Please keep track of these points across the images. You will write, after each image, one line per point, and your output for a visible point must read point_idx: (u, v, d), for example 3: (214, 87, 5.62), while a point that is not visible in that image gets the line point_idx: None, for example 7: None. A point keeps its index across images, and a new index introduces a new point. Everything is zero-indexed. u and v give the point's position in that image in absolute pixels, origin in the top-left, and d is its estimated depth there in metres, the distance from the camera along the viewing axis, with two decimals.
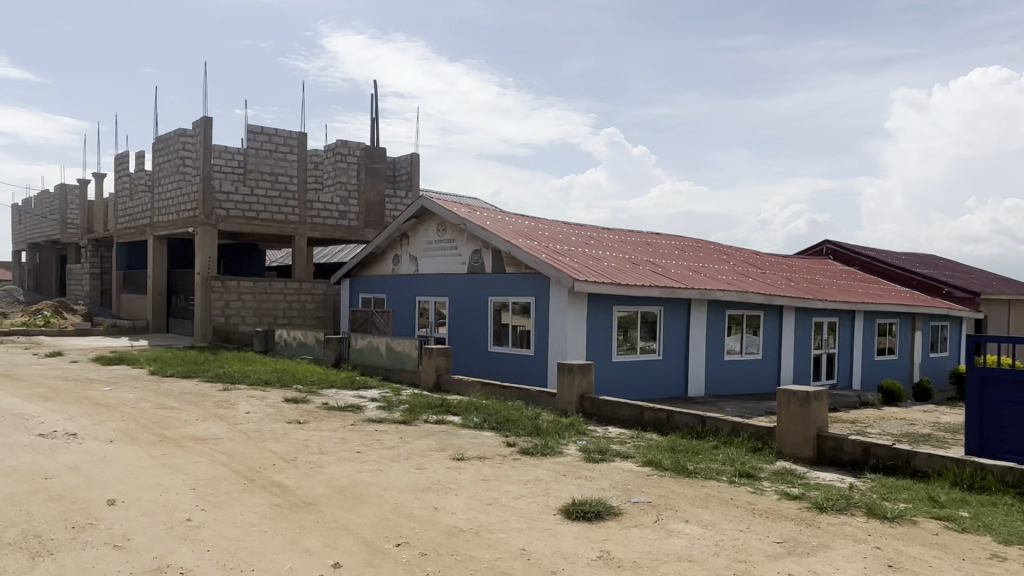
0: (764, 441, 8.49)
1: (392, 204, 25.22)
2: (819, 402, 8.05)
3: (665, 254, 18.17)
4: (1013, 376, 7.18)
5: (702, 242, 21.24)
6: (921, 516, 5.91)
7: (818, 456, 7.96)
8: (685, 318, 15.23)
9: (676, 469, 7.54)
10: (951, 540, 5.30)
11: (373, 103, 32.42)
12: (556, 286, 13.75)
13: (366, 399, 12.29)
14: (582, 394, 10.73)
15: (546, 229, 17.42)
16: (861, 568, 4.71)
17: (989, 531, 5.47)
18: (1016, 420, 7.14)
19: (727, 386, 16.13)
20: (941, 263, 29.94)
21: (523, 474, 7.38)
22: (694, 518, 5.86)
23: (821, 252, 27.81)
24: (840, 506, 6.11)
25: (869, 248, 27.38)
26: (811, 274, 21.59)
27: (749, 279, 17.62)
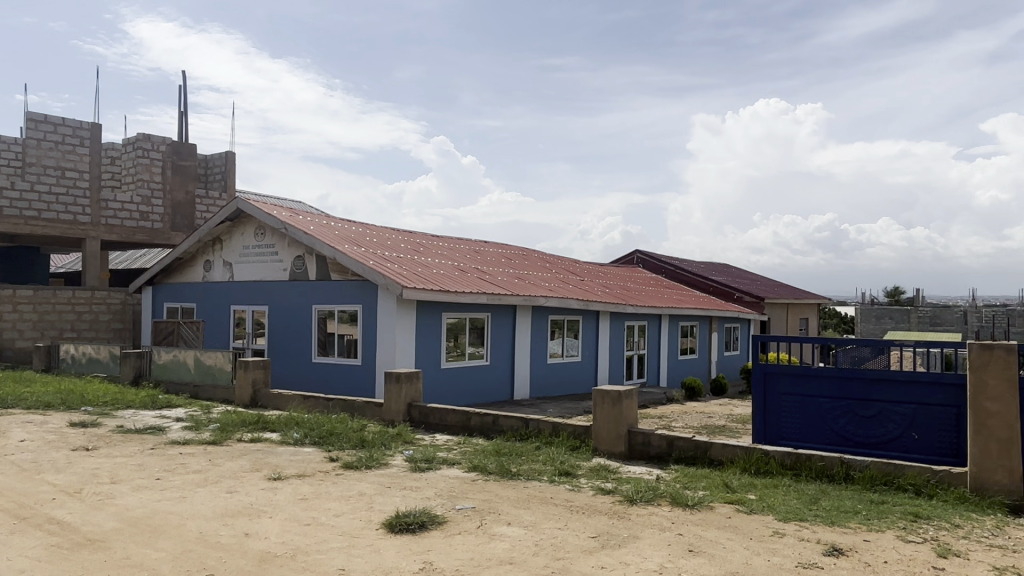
0: (582, 439, 8.90)
1: (204, 205, 23.41)
2: (629, 400, 8.59)
3: (492, 262, 18.52)
4: (790, 371, 8.12)
5: (527, 251, 21.95)
6: (717, 501, 6.49)
7: (629, 451, 8.47)
8: (512, 324, 15.63)
9: (500, 472, 7.67)
10: (741, 522, 5.87)
11: (181, 97, 29.94)
12: (384, 294, 13.47)
13: (170, 419, 11.18)
14: (409, 402, 10.57)
15: (373, 235, 17.04)
16: (665, 555, 5.05)
17: (772, 511, 6.13)
18: (793, 411, 8.08)
19: (551, 388, 16.77)
20: (733, 272, 33.51)
21: (344, 490, 7.08)
22: (516, 520, 5.97)
23: (633, 261, 29.92)
24: (647, 497, 6.54)
25: (674, 258, 29.94)
26: (625, 281, 23.12)
27: (570, 286, 18.47)
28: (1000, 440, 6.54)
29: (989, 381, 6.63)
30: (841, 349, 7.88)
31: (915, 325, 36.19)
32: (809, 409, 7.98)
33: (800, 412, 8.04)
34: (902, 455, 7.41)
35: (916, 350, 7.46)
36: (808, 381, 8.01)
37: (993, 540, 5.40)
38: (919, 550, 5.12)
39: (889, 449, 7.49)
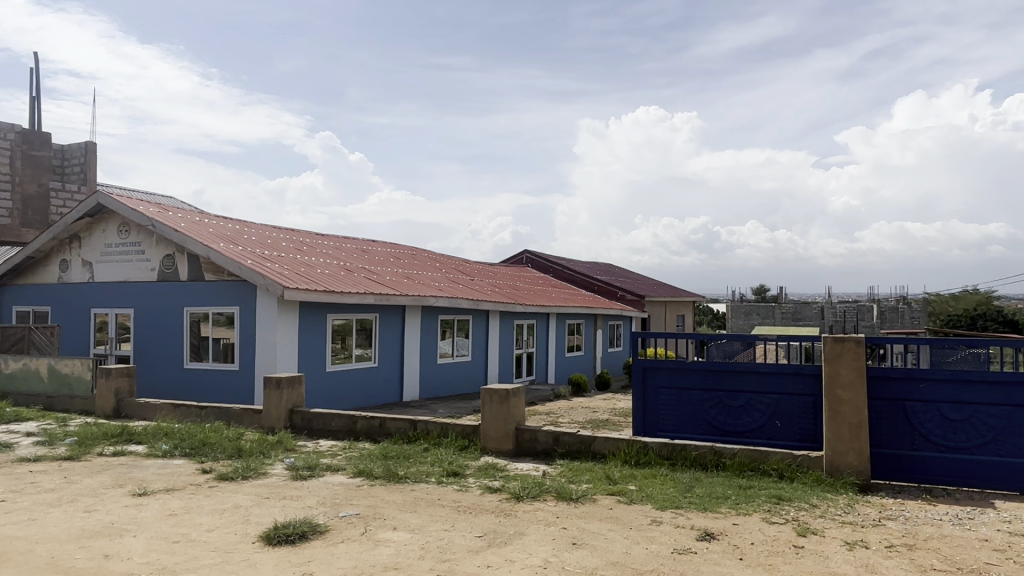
0: (470, 439, 8.89)
1: (61, 199, 21.46)
2: (516, 398, 8.67)
3: (379, 262, 18.16)
4: (667, 365, 8.49)
5: (416, 250, 21.73)
6: (600, 493, 6.68)
7: (517, 448, 8.54)
8: (400, 325, 15.39)
9: (386, 476, 7.51)
10: (622, 513, 6.06)
11: (34, 80, 27.37)
12: (264, 295, 12.87)
13: (18, 434, 10.13)
14: (291, 408, 10.16)
15: (252, 233, 16.27)
16: (550, 549, 5.12)
17: (650, 500, 6.38)
18: (668, 403, 8.46)
19: (440, 389, 16.67)
20: (616, 271, 34.76)
21: (218, 503, 6.68)
22: (401, 524, 5.86)
23: (521, 261, 30.34)
24: (534, 493, 6.63)
25: (561, 258, 30.63)
26: (514, 281, 23.39)
27: (459, 286, 18.45)
28: (851, 425, 7.14)
29: (842, 371, 7.23)
30: (714, 344, 8.29)
31: (779, 320, 39.06)
32: (684, 401, 8.39)
33: (675, 404, 8.42)
34: (768, 442, 7.94)
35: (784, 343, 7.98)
36: (683, 375, 8.40)
37: (845, 517, 5.89)
38: (781, 530, 5.50)
39: (755, 436, 8.00)
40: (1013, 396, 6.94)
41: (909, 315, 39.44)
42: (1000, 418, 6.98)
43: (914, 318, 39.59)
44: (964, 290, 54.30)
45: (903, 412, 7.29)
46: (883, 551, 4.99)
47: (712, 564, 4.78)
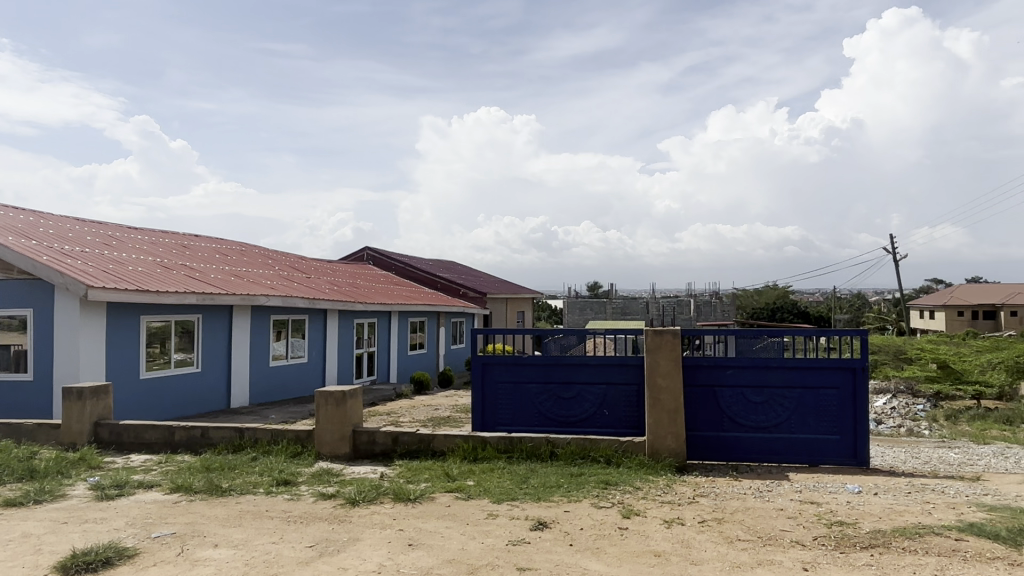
0: (304, 444, 8.50)
1: None
2: (353, 400, 8.41)
3: (204, 258, 16.87)
4: (504, 360, 8.65)
5: (245, 247, 20.45)
6: (437, 491, 6.65)
7: (354, 451, 8.30)
8: (228, 327, 14.40)
9: (209, 490, 6.96)
10: (459, 509, 6.08)
11: None
12: (64, 295, 11.45)
13: None
14: (96, 420, 9.13)
15: (49, 225, 14.43)
16: (385, 553, 5.01)
17: (487, 494, 6.45)
18: (506, 397, 8.63)
19: (273, 393, 15.81)
20: (459, 269, 35.07)
21: (2, 533, 5.82)
22: (223, 540, 5.46)
23: (362, 258, 29.63)
24: (370, 496, 6.47)
25: (402, 256, 30.33)
26: (353, 279, 22.76)
27: (293, 284, 17.61)
28: (670, 411, 7.70)
29: (662, 362, 7.76)
30: (551, 338, 8.57)
31: (609, 314, 41.44)
32: (520, 395, 8.60)
33: (512, 398, 8.61)
34: (598, 430, 8.34)
35: (616, 335, 8.41)
36: (520, 369, 8.61)
37: (664, 497, 6.33)
38: (608, 514, 5.80)
39: (586, 425, 8.38)
40: (803, 380, 7.83)
41: (722, 309, 43.55)
42: (793, 400, 7.85)
43: (726, 311, 43.79)
44: (766, 285, 60.94)
45: (714, 398, 7.99)
46: (696, 526, 5.42)
47: (545, 552, 4.92)
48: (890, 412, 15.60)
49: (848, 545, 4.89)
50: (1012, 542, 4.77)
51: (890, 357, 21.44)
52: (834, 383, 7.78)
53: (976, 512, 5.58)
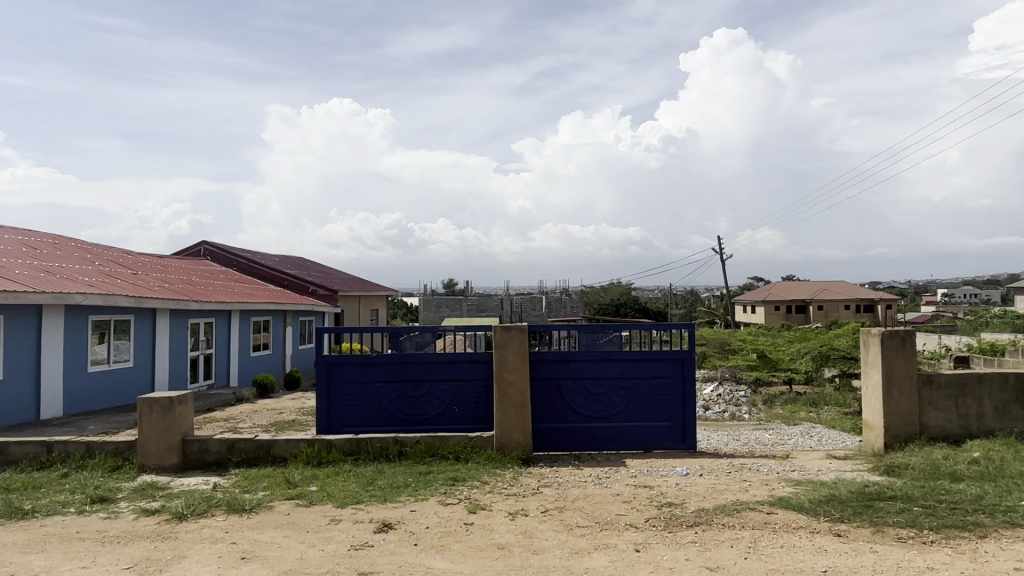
0: (125, 457, 7.73)
1: None
2: (182, 407, 7.78)
3: (6, 252, 14.87)
4: (351, 360, 8.40)
5: (59, 239, 18.30)
6: (276, 499, 6.32)
7: (183, 462, 7.69)
8: (36, 329, 12.81)
9: (6, 513, 6.13)
10: (299, 517, 5.80)
11: None
12: None
13: None
14: None
15: None
16: (214, 569, 4.67)
17: (330, 499, 6.22)
18: (353, 398, 8.39)
19: (92, 401, 14.31)
20: (309, 265, 33.77)
21: None
22: (21, 569, 4.82)
23: (199, 253, 27.64)
24: (200, 509, 6.01)
25: (245, 251, 28.66)
26: (188, 275, 21.13)
27: (117, 281, 16.01)
28: (517, 405, 7.85)
29: (509, 357, 7.89)
30: (406, 335, 8.42)
31: (465, 312, 41.69)
32: (368, 395, 8.38)
33: (360, 399, 8.38)
34: (447, 427, 8.33)
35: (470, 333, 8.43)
36: (368, 369, 8.40)
37: (510, 489, 6.45)
38: (455, 510, 5.80)
39: (435, 423, 8.34)
40: (638, 371, 8.30)
41: (572, 305, 45.33)
42: (629, 390, 8.30)
43: (575, 307, 45.63)
44: (612, 284, 64.20)
45: (558, 390, 8.25)
46: (539, 516, 5.56)
47: (388, 554, 4.82)
48: (718, 398, 17.01)
49: (676, 524, 5.23)
50: (812, 511, 5.34)
51: (717, 348, 23.40)
52: (666, 373, 8.33)
53: (784, 487, 6.20)
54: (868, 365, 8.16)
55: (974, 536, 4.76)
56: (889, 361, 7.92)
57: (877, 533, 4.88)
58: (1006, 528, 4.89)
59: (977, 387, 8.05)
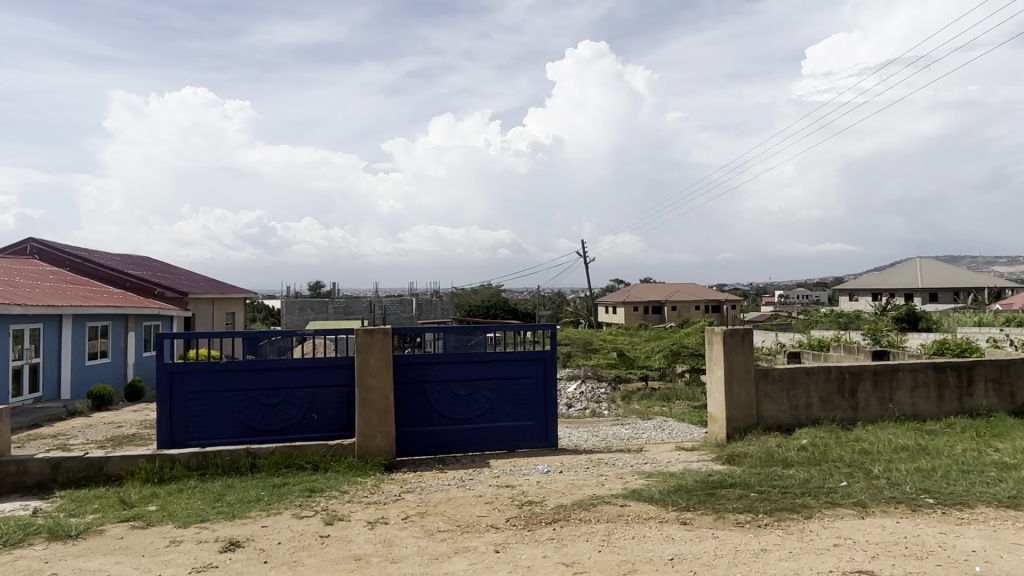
0: None
1: None
2: None
3: None
4: (197, 367, 7.83)
5: None
6: (109, 522, 5.75)
7: None
8: None
9: None
10: (135, 540, 5.31)
11: None
12: None
13: None
14: None
15: None
16: None
17: (172, 519, 5.75)
18: (200, 409, 7.82)
19: None
20: (156, 266, 31.28)
21: None
22: None
23: (24, 250, 24.73)
24: (15, 539, 5.33)
25: (80, 249, 26.03)
26: (10, 276, 18.85)
27: None
28: (379, 410, 7.67)
29: (371, 361, 7.69)
30: (267, 340, 8.00)
31: (331, 314, 40.37)
32: (217, 405, 7.85)
33: (207, 409, 7.83)
34: (304, 436, 7.97)
35: (333, 337, 8.11)
36: (218, 376, 7.87)
37: (370, 498, 6.26)
38: (310, 523, 5.54)
39: (291, 433, 7.96)
40: (502, 371, 8.38)
41: (441, 307, 45.22)
42: (494, 391, 8.36)
43: (445, 309, 45.56)
44: (482, 285, 64.63)
45: (423, 393, 8.14)
46: (399, 523, 5.44)
47: None
48: (580, 396, 17.60)
49: (536, 522, 5.31)
50: (661, 502, 5.62)
51: (580, 347, 24.20)
52: (529, 373, 8.47)
53: (638, 480, 6.49)
54: (712, 361, 8.74)
55: (801, 517, 5.21)
56: (730, 356, 8.53)
57: (718, 520, 5.22)
58: (828, 507, 5.39)
59: (805, 379, 8.84)
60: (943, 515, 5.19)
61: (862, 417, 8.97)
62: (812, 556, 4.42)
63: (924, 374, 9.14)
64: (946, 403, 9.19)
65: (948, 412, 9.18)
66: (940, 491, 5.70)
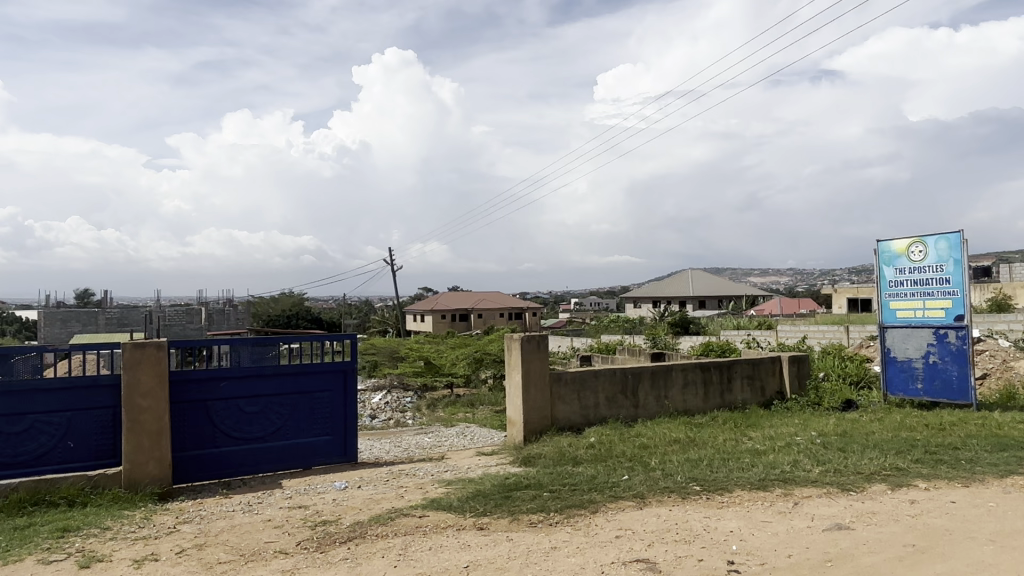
0: None
1: None
2: None
3: None
4: None
5: None
6: None
7: None
8: None
9: None
10: None
11: None
12: None
13: None
14: None
15: None
16: None
17: None
18: None
19: None
20: None
21: None
22: None
23: None
24: None
25: None
26: None
27: None
28: (151, 434, 6.91)
29: (142, 378, 6.89)
30: (18, 357, 6.84)
31: (102, 325, 35.76)
32: None
33: None
34: (58, 467, 6.92)
35: (99, 353, 7.13)
36: None
37: (137, 533, 5.57)
38: (60, 568, 4.79)
39: (41, 465, 6.88)
40: (297, 385, 7.95)
41: (235, 317, 42.21)
42: (287, 406, 7.89)
43: (240, 319, 42.62)
44: (282, 294, 61.36)
45: (205, 412, 7.45)
46: (173, 558, 4.89)
47: None
48: (384, 406, 17.30)
49: (329, 543, 5.06)
50: (459, 509, 5.64)
51: (385, 356, 23.83)
52: (326, 386, 8.12)
53: (437, 489, 6.46)
54: (511, 366, 9.02)
55: (588, 512, 5.52)
56: (527, 361, 8.86)
57: (513, 522, 5.35)
58: (612, 501, 5.77)
59: (594, 380, 9.44)
60: (707, 501, 5.77)
61: (642, 414, 9.77)
62: (597, 549, 4.69)
63: (693, 373, 10.19)
64: (711, 398, 10.31)
65: (713, 406, 10.32)
66: (705, 478, 6.35)
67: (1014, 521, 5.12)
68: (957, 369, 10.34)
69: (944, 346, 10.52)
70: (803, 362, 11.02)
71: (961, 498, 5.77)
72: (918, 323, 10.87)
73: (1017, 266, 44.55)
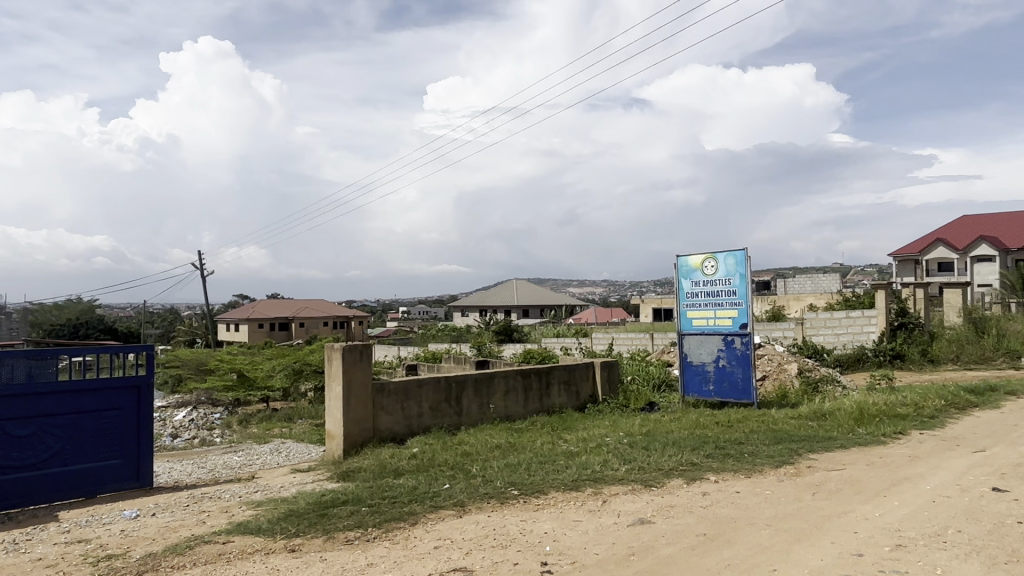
0: None
1: None
2: None
3: None
4: None
5: None
6: None
7: None
8: None
9: None
10: None
11: None
12: None
13: None
14: None
15: None
16: None
17: None
18: None
19: None
20: None
21: None
22: None
23: None
24: None
25: None
26: None
27: None
28: None
29: None
30: None
31: None
32: None
33: None
34: None
35: None
36: None
37: None
38: None
39: None
40: (80, 404, 7.04)
41: (6, 327, 36.56)
42: (67, 428, 6.96)
43: (13, 329, 37.06)
44: (68, 300, 54.28)
45: None
46: None
47: None
48: (189, 423, 15.87)
49: None
50: (268, 532, 5.30)
51: (192, 370, 21.91)
52: (115, 404, 7.27)
53: (245, 511, 6.02)
54: (331, 378, 8.67)
55: (408, 524, 5.43)
56: (349, 373, 8.57)
57: (328, 541, 5.12)
58: (431, 511, 5.73)
59: (417, 390, 9.36)
60: (524, 504, 5.93)
61: (464, 422, 9.84)
62: (415, 562, 4.62)
63: (514, 380, 10.47)
64: (530, 403, 10.65)
65: (532, 411, 10.67)
66: (522, 482, 6.52)
67: (785, 507, 5.81)
68: (742, 371, 11.57)
69: (731, 351, 11.74)
70: (614, 368, 11.76)
71: (744, 488, 6.45)
72: (710, 331, 12.03)
73: (790, 281, 51.04)
